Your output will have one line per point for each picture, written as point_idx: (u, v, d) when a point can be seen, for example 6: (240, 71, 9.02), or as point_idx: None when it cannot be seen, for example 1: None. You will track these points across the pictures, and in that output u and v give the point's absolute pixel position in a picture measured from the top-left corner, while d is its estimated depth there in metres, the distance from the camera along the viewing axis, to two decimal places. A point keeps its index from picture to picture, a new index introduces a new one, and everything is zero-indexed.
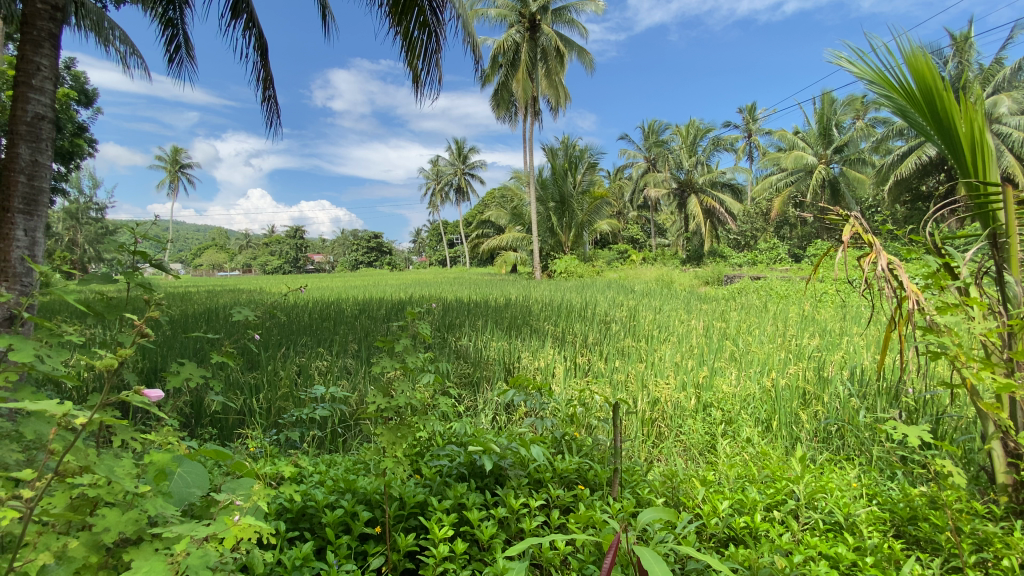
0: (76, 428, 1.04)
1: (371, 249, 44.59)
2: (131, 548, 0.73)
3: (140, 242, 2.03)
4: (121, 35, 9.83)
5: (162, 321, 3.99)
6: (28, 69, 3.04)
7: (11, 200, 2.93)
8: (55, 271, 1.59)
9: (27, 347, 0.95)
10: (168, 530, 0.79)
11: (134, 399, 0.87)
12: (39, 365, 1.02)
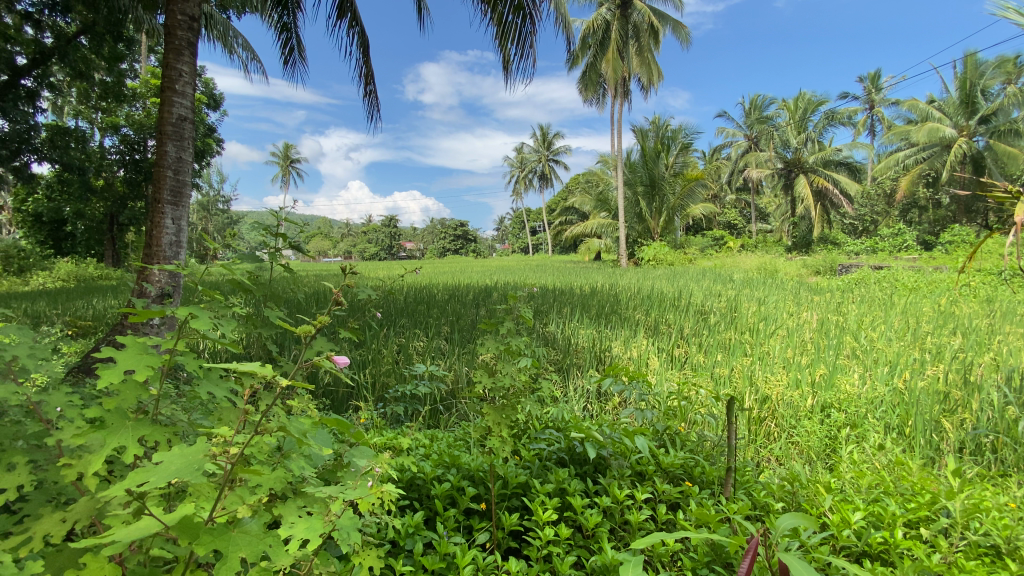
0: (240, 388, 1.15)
1: (458, 236, 45.99)
2: (280, 504, 0.80)
3: (281, 227, 2.30)
4: (244, 43, 10.83)
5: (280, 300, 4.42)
6: (173, 75, 3.45)
7: (162, 193, 3.37)
8: (214, 252, 1.80)
9: (205, 315, 1.05)
10: (314, 490, 0.84)
11: (328, 364, 0.92)
12: (213, 330, 1.16)
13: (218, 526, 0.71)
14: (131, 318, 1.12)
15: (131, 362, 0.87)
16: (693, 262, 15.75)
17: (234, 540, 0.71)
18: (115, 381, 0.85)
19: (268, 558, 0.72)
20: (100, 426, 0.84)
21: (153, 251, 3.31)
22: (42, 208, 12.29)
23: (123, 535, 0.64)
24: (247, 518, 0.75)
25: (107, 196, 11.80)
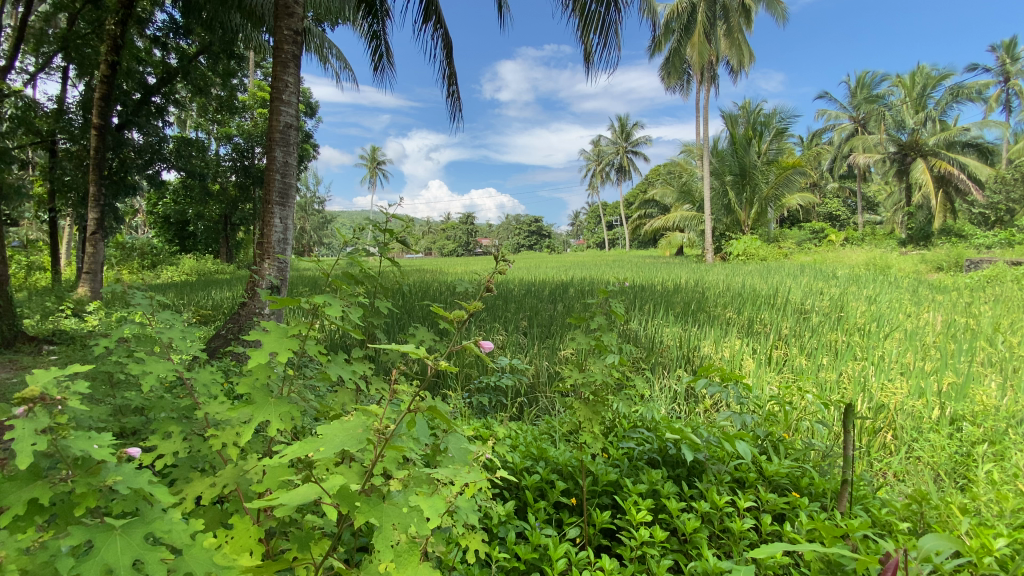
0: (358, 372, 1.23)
1: (533, 232, 46.16)
2: (403, 485, 0.83)
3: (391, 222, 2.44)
4: (337, 53, 11.59)
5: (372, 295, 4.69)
6: (280, 86, 3.76)
7: (272, 195, 3.70)
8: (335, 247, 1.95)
9: (335, 304, 1.15)
10: (431, 473, 0.87)
11: (468, 349, 0.97)
12: (336, 318, 1.26)
13: (371, 497, 0.76)
14: (270, 307, 1.25)
15: (275, 345, 0.96)
16: (788, 257, 14.60)
17: (384, 511, 0.75)
18: (260, 361, 0.94)
19: (416, 530, 0.76)
20: (249, 401, 0.93)
21: (264, 247, 3.65)
22: (172, 210, 14.00)
23: (289, 499, 0.71)
24: (396, 491, 0.81)
25: (222, 199, 13.15)
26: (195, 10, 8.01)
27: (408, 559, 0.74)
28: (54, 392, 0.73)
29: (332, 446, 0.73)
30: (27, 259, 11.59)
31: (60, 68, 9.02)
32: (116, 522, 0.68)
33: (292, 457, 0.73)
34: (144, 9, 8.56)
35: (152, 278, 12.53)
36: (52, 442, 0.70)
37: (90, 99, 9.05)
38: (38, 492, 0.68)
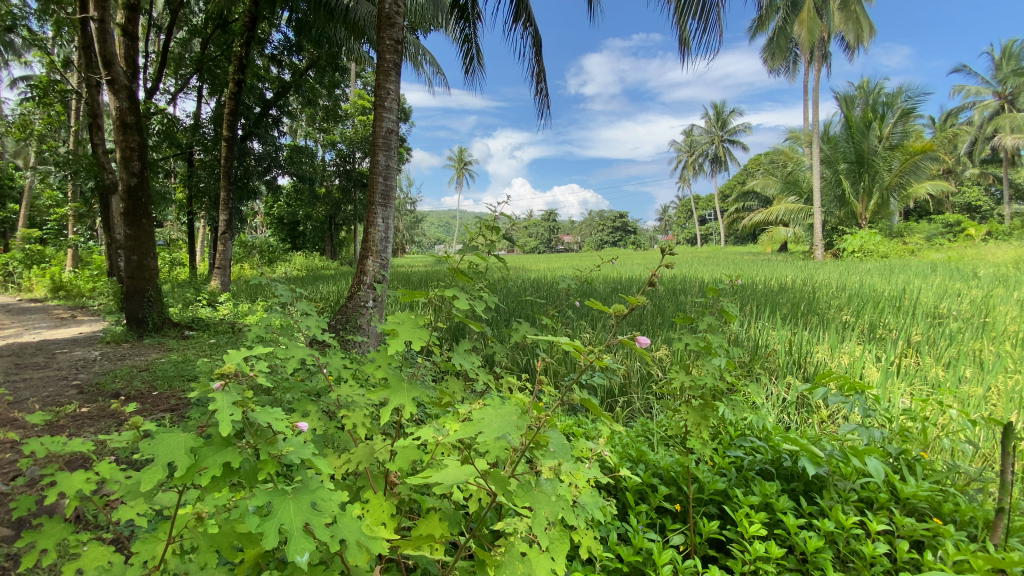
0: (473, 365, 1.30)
1: (619, 228, 45.03)
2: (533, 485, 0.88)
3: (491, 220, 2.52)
4: (430, 58, 12.09)
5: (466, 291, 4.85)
6: (383, 95, 4.01)
7: (375, 196, 3.96)
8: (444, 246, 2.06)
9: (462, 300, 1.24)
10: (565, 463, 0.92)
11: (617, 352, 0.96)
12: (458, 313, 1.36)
13: (524, 483, 0.88)
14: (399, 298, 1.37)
15: (410, 335, 1.05)
16: (915, 253, 12.95)
17: (537, 497, 0.87)
18: (400, 349, 1.04)
19: (562, 515, 0.89)
20: (386, 386, 1.01)
21: (368, 245, 3.93)
22: (285, 212, 15.47)
23: (445, 477, 0.77)
24: (544, 481, 0.92)
25: (327, 201, 14.28)
26: (306, 28, 8.75)
27: (560, 543, 0.89)
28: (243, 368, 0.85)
29: (492, 431, 0.79)
30: (171, 256, 13.40)
31: (196, 88, 10.29)
32: (292, 486, 0.78)
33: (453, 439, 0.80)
34: (263, 31, 9.51)
35: (269, 273, 13.94)
36: (243, 412, 0.81)
37: (220, 113, 10.25)
38: (230, 456, 0.78)
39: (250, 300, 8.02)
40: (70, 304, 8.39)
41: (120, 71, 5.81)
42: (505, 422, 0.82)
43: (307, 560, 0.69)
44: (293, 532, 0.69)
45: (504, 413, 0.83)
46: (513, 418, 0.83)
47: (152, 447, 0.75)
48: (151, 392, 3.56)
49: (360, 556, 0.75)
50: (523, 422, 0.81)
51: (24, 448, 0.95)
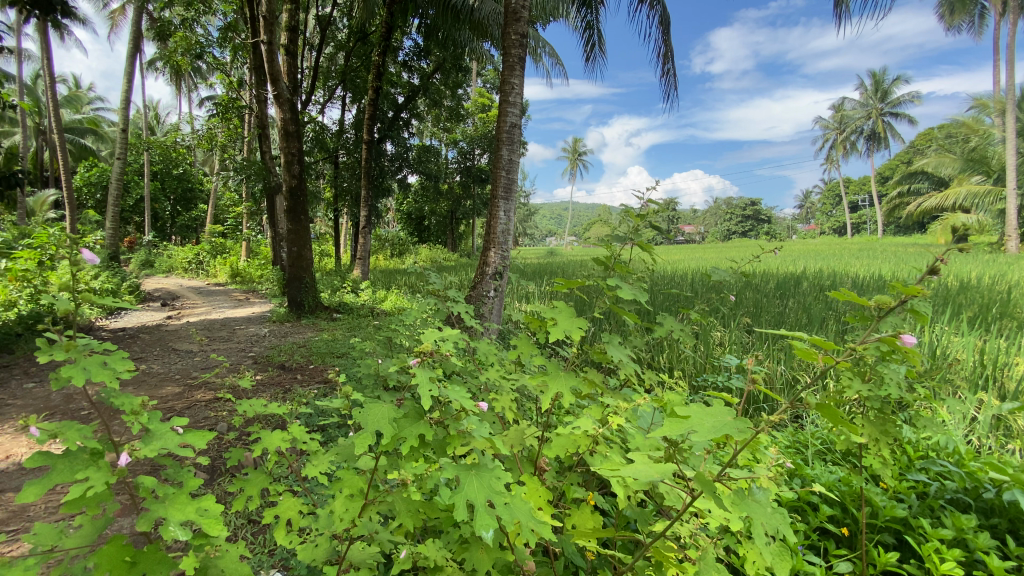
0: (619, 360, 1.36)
1: (748, 217, 41.35)
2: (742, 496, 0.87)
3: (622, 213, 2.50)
4: (549, 50, 12.12)
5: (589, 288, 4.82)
6: (508, 89, 4.10)
7: (498, 190, 4.11)
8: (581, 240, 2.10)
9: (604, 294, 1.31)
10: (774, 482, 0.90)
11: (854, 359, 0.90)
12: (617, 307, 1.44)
13: (739, 491, 0.87)
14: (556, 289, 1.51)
15: (567, 324, 1.15)
16: None
17: (751, 508, 0.86)
18: (560, 336, 1.14)
19: (781, 528, 0.86)
20: (545, 374, 1.11)
21: (491, 236, 4.10)
22: (413, 208, 16.70)
23: (641, 471, 0.80)
24: (755, 490, 0.90)
25: (450, 197, 15.10)
26: (434, 33, 9.27)
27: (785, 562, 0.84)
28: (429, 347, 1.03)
29: (706, 432, 0.80)
30: (319, 247, 15.20)
31: (341, 97, 11.49)
32: (472, 464, 0.84)
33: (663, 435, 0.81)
34: (396, 39, 10.27)
35: (399, 264, 15.19)
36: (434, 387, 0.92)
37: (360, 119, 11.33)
38: (424, 429, 0.90)
39: (384, 288, 8.81)
40: (245, 289, 9.94)
41: (283, 86, 6.67)
42: (722, 424, 0.80)
43: (492, 538, 0.72)
44: (478, 508, 0.73)
45: (716, 411, 0.82)
46: (731, 420, 0.81)
47: (360, 414, 0.85)
48: (307, 365, 4.09)
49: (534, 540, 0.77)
50: (741, 426, 0.79)
51: (240, 409, 1.14)
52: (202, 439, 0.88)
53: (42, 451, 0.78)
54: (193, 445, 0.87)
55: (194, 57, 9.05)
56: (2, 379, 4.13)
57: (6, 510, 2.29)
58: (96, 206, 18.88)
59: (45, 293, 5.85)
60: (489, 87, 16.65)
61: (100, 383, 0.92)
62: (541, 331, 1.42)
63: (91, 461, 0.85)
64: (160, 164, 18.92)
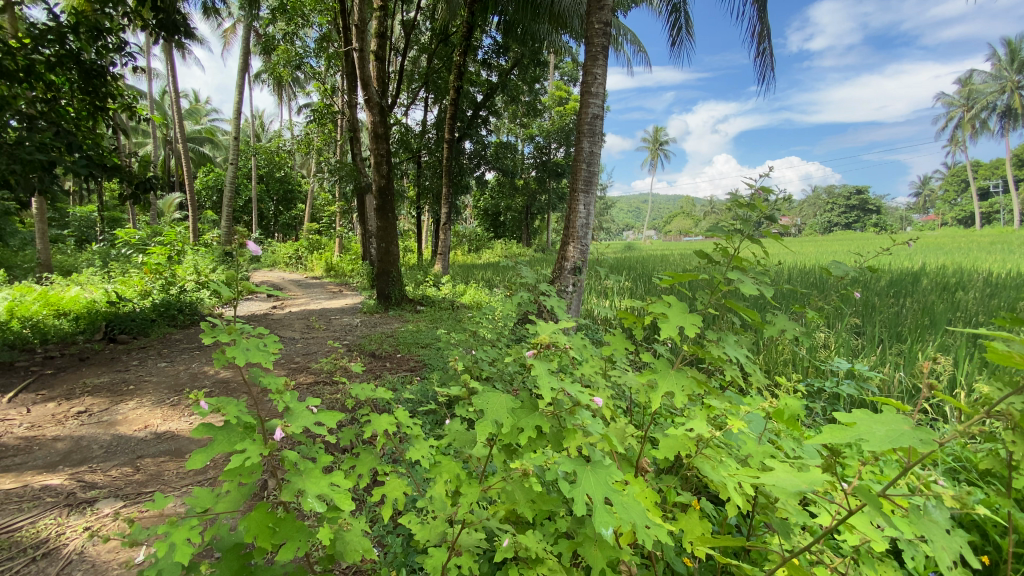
0: (729, 359, 1.35)
1: (851, 207, 37.57)
2: (916, 516, 0.84)
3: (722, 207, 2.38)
4: (631, 38, 11.75)
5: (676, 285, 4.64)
6: (590, 80, 4.02)
7: (578, 184, 4.06)
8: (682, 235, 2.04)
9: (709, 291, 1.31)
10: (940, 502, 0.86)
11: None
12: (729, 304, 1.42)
13: (914, 510, 0.84)
14: (663, 282, 1.54)
15: (680, 320, 1.18)
16: None
17: (929, 528, 0.83)
18: (672, 333, 1.18)
19: (960, 549, 0.82)
20: (654, 370, 1.15)
21: (570, 231, 4.07)
22: (491, 204, 17.01)
23: (781, 480, 0.81)
24: (929, 508, 0.87)
25: (527, 192, 15.21)
26: (512, 30, 9.34)
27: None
28: (548, 341, 1.09)
29: (877, 439, 0.74)
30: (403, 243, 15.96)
31: (424, 98, 11.96)
32: (587, 459, 0.89)
33: (823, 440, 0.78)
34: (476, 38, 10.46)
35: (476, 258, 15.56)
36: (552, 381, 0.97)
37: (441, 119, 11.71)
38: (541, 421, 0.94)
39: (463, 282, 9.07)
40: (337, 282, 10.69)
41: (373, 90, 7.02)
42: (894, 433, 0.74)
43: (609, 533, 0.77)
44: (597, 504, 0.78)
45: (888, 419, 0.77)
46: (908, 429, 0.75)
47: (481, 402, 0.93)
48: (394, 354, 4.32)
49: (649, 540, 0.80)
50: (918, 434, 0.74)
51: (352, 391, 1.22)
52: (333, 418, 0.97)
53: (206, 422, 0.91)
54: (327, 423, 0.96)
55: (293, 68, 9.85)
56: (142, 358, 4.77)
57: (148, 472, 2.65)
58: (213, 207, 21.20)
59: (173, 284, 6.66)
60: (567, 80, 16.50)
61: (252, 365, 1.06)
62: (639, 326, 1.43)
63: (242, 433, 0.96)
64: (265, 168, 20.83)
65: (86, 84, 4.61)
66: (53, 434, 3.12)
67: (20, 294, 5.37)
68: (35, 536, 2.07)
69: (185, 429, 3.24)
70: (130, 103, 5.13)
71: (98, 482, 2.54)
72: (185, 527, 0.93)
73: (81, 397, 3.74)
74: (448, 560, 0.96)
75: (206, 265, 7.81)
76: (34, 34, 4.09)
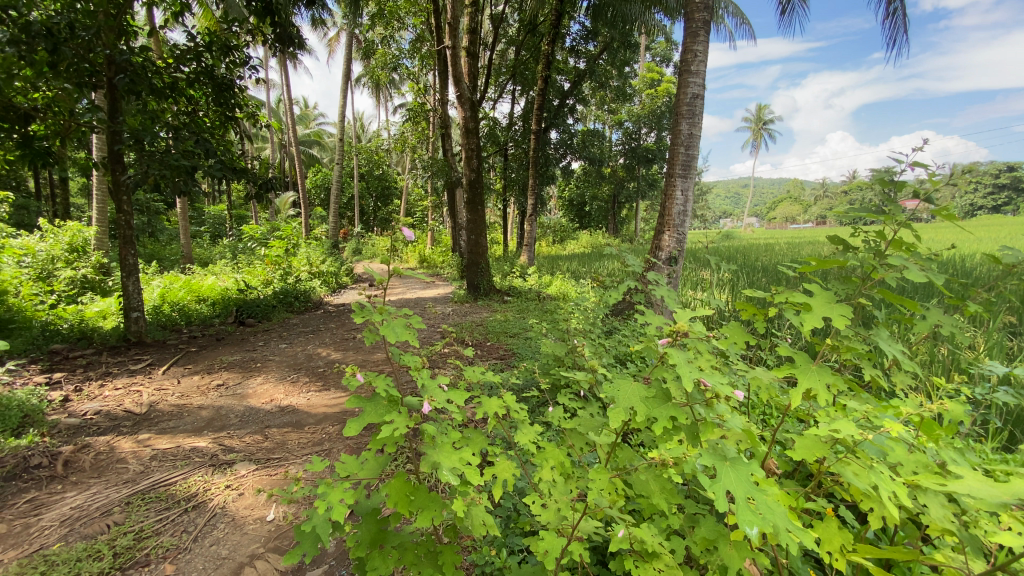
0: (879, 355, 1.24)
1: (1001, 186, 32.17)
2: None
3: (855, 189, 2.13)
4: (733, 10, 10.92)
5: (787, 278, 4.29)
6: (690, 57, 3.79)
7: (676, 168, 3.87)
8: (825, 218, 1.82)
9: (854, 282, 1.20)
10: None
11: None
12: (879, 294, 1.29)
13: None
14: (799, 270, 1.45)
15: (828, 311, 1.11)
16: None
17: None
18: (817, 326, 1.10)
19: None
20: (793, 364, 1.09)
21: (666, 219, 3.92)
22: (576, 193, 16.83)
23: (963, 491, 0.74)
24: None
25: (615, 180, 14.84)
26: (602, 12, 9.05)
27: None
28: (682, 330, 1.08)
29: None
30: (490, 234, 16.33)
31: (511, 90, 12.09)
32: (725, 457, 0.88)
33: None
34: (565, 26, 10.32)
35: (561, 249, 15.52)
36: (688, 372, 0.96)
37: (528, 110, 11.75)
38: (675, 413, 0.93)
39: (549, 273, 9.08)
40: (429, 273, 11.20)
41: (465, 86, 7.20)
42: None
43: (755, 534, 0.75)
44: (741, 503, 0.76)
45: None
46: None
47: (614, 390, 0.95)
48: (485, 342, 4.45)
49: (792, 543, 0.77)
50: None
51: (468, 372, 1.28)
52: (463, 398, 1.03)
53: (357, 396, 1.01)
54: (457, 402, 1.03)
55: (390, 70, 10.40)
56: (266, 340, 5.36)
57: (274, 441, 2.97)
58: (321, 205, 23.15)
59: (290, 274, 7.39)
60: (658, 61, 15.77)
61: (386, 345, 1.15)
62: (762, 319, 1.36)
63: (388, 406, 1.03)
64: (365, 167, 22.30)
65: (218, 96, 5.20)
66: (198, 403, 3.61)
67: (170, 282, 6.24)
68: (187, 490, 2.41)
69: (303, 404, 3.58)
70: (254, 112, 5.64)
71: (234, 447, 2.90)
72: (338, 488, 1.02)
73: (219, 372, 4.29)
74: (565, 543, 0.98)
75: (316, 257, 8.56)
76: (176, 54, 4.74)
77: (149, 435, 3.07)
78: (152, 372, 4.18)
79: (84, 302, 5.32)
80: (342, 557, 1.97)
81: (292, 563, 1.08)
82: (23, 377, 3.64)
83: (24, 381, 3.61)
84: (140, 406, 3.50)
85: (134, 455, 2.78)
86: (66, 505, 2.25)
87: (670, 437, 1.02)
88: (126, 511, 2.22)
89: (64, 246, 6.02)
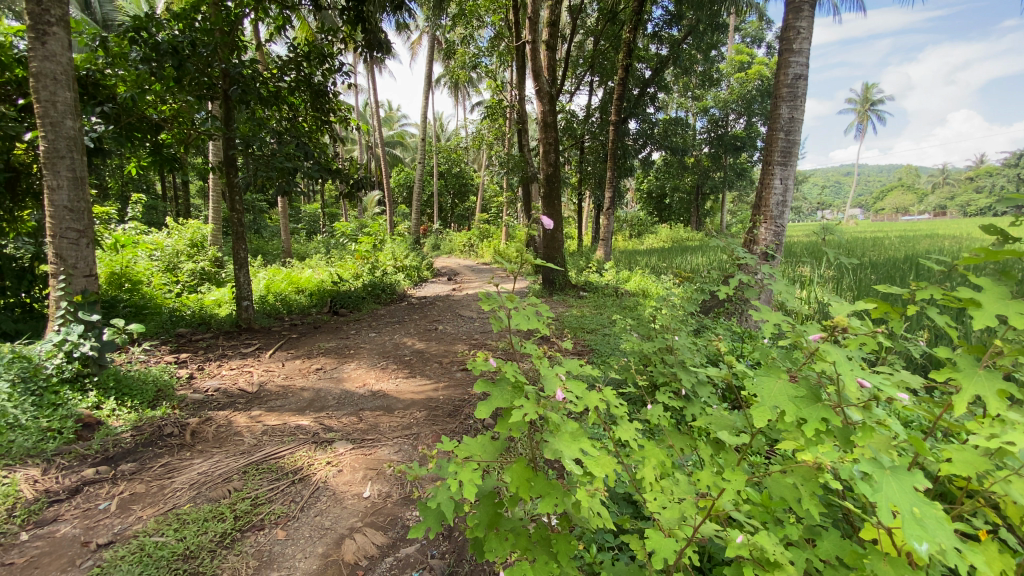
0: None
1: None
2: None
3: None
4: None
5: (905, 275, 3.85)
6: (791, 35, 3.51)
7: (773, 156, 3.61)
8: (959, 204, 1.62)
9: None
10: None
11: None
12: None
13: None
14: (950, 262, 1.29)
15: (1001, 308, 0.99)
16: None
17: None
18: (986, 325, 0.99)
19: None
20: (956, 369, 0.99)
21: (761, 210, 3.67)
22: (656, 185, 16.25)
23: None
24: None
25: (698, 171, 14.14)
26: None
27: None
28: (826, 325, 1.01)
29: None
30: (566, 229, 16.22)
31: (589, 82, 11.91)
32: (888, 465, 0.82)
33: None
34: (646, 11, 9.96)
35: (640, 244, 15.06)
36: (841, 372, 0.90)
37: (606, 101, 11.51)
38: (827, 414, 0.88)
39: (627, 268, 8.87)
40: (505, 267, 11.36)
41: (544, 80, 7.19)
42: None
43: (925, 550, 0.72)
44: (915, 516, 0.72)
45: None
46: None
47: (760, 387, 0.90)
48: (563, 336, 4.45)
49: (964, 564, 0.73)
50: None
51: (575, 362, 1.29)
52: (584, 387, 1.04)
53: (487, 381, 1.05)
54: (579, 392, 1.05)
55: (469, 69, 10.64)
56: (357, 329, 5.73)
57: (367, 422, 3.18)
58: (404, 202, 24.25)
59: (377, 268, 7.83)
60: (749, 42, 14.75)
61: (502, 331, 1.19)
62: (901, 318, 1.24)
63: (514, 392, 1.08)
64: (444, 165, 23.01)
65: (315, 102, 5.62)
66: (300, 385, 3.95)
67: (273, 275, 6.86)
68: (293, 463, 2.64)
69: (392, 390, 3.80)
70: (346, 116, 6.01)
71: (333, 426, 3.14)
72: (464, 468, 1.08)
73: (317, 357, 4.66)
74: (682, 542, 0.98)
75: (400, 252, 8.99)
76: (279, 65, 5.19)
77: (260, 412, 3.40)
78: (261, 355, 4.63)
79: (205, 291, 6.00)
80: (434, 538, 2.07)
81: (417, 536, 1.16)
82: (157, 357, 4.18)
83: (158, 359, 4.15)
84: (251, 385, 3.89)
85: (248, 429, 3.10)
86: (195, 470, 2.56)
87: (816, 439, 1.00)
88: (244, 479, 2.48)
89: (187, 242, 6.80)
